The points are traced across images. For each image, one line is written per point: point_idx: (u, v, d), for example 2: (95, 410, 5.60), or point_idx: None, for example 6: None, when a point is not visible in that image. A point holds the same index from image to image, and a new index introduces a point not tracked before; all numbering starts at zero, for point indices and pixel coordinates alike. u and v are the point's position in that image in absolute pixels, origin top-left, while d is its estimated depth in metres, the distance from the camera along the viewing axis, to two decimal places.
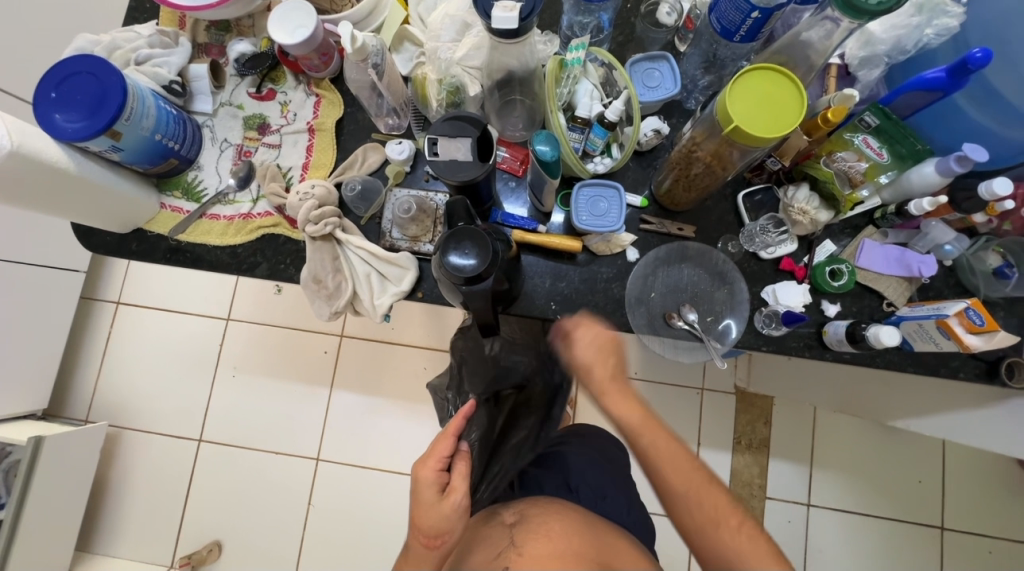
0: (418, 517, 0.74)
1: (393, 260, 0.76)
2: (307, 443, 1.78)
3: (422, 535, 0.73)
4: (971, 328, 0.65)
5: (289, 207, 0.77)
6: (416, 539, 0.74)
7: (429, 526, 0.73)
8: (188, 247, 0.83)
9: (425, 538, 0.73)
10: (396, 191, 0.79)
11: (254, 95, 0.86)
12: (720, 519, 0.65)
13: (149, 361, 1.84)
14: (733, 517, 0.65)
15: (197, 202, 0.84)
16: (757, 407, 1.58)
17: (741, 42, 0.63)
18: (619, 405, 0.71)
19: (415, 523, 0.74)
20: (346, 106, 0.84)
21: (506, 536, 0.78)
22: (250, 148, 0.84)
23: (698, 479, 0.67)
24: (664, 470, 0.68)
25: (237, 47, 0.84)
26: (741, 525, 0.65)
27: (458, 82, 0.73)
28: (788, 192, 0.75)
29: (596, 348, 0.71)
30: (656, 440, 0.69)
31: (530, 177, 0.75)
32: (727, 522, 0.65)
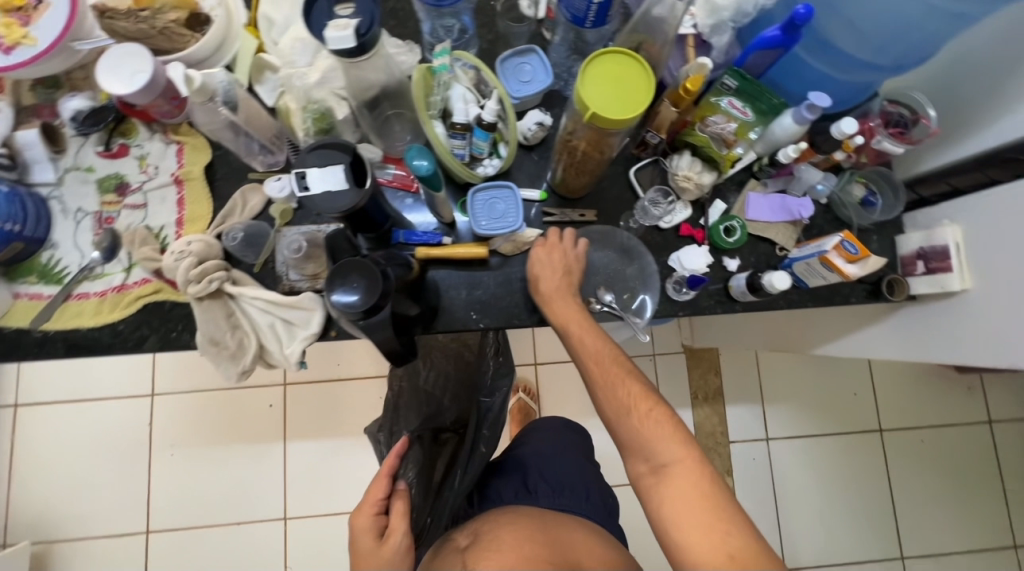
0: (359, 564, 0.75)
1: (295, 304, 0.71)
2: (271, 504, 1.66)
3: None
4: (849, 258, 0.72)
5: (166, 269, 0.71)
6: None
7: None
8: (57, 336, 0.73)
9: None
10: (285, 230, 0.74)
11: (103, 153, 0.77)
12: (630, 406, 0.72)
13: (68, 460, 1.65)
14: (643, 405, 0.71)
15: (59, 284, 0.74)
16: (705, 360, 1.66)
17: (594, 26, 0.65)
18: (559, 310, 0.74)
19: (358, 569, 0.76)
20: (214, 149, 0.78)
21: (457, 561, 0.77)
22: (110, 213, 0.76)
23: (618, 374, 0.73)
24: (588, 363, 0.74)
25: (70, 105, 0.74)
26: (651, 412, 0.71)
27: (324, 107, 0.69)
28: (671, 162, 0.79)
29: (547, 261, 0.74)
30: (584, 338, 0.74)
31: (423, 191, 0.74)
32: (636, 407, 0.71)
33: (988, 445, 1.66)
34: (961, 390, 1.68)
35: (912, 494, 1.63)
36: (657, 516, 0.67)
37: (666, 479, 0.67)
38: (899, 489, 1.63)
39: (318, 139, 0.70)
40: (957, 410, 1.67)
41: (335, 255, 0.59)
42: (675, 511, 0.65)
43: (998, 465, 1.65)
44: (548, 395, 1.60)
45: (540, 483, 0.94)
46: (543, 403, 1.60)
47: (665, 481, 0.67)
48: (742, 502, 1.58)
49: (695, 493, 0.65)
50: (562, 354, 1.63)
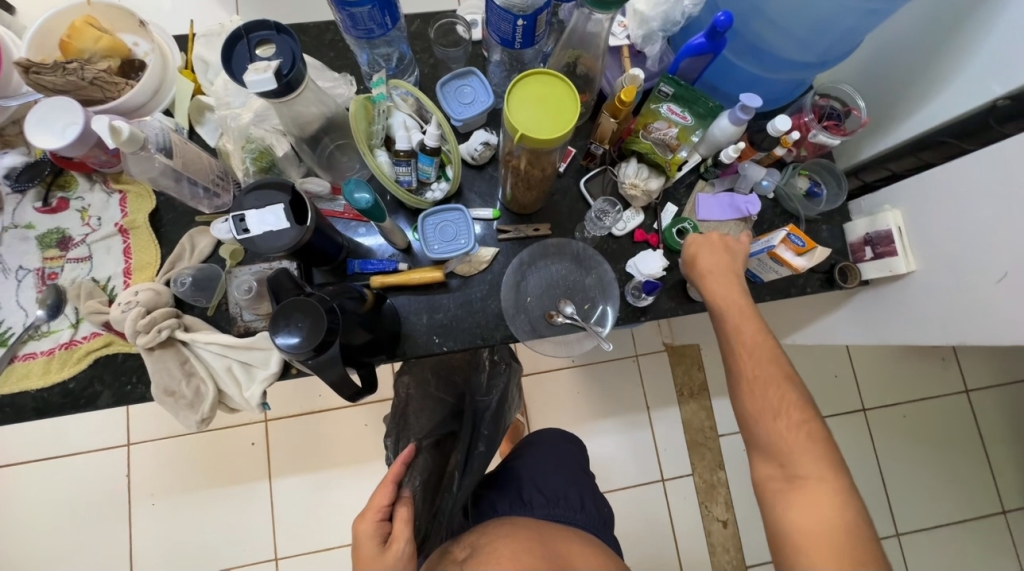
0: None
1: (251, 345, 0.70)
2: (260, 545, 1.61)
3: None
4: (797, 250, 0.73)
5: (113, 321, 0.69)
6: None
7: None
8: (4, 400, 0.71)
9: None
10: (236, 271, 0.73)
11: (42, 209, 0.75)
12: (781, 409, 0.68)
13: (42, 522, 1.58)
14: (795, 414, 0.68)
15: (3, 346, 0.72)
16: (687, 356, 1.67)
17: (523, 47, 0.67)
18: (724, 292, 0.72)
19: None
20: (157, 194, 0.77)
21: None
22: (53, 269, 0.74)
23: (773, 371, 0.70)
24: (743, 356, 0.71)
25: (3, 162, 0.74)
26: (803, 421, 0.67)
27: (263, 144, 0.69)
28: (618, 169, 0.81)
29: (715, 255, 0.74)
30: (745, 326, 0.72)
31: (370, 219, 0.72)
32: (787, 413, 0.68)
33: (967, 413, 1.69)
34: (935, 362, 1.72)
35: (901, 469, 1.65)
36: (783, 526, 0.64)
37: (804, 491, 0.64)
38: (888, 466, 1.65)
39: (258, 178, 0.70)
40: (934, 381, 1.71)
41: (279, 293, 0.58)
42: (815, 525, 0.62)
43: (978, 431, 1.68)
44: (536, 408, 1.59)
45: (535, 493, 0.92)
46: (530, 415, 1.60)
47: (806, 493, 0.64)
48: (735, 495, 1.59)
49: (837, 510, 0.62)
50: (546, 363, 1.63)
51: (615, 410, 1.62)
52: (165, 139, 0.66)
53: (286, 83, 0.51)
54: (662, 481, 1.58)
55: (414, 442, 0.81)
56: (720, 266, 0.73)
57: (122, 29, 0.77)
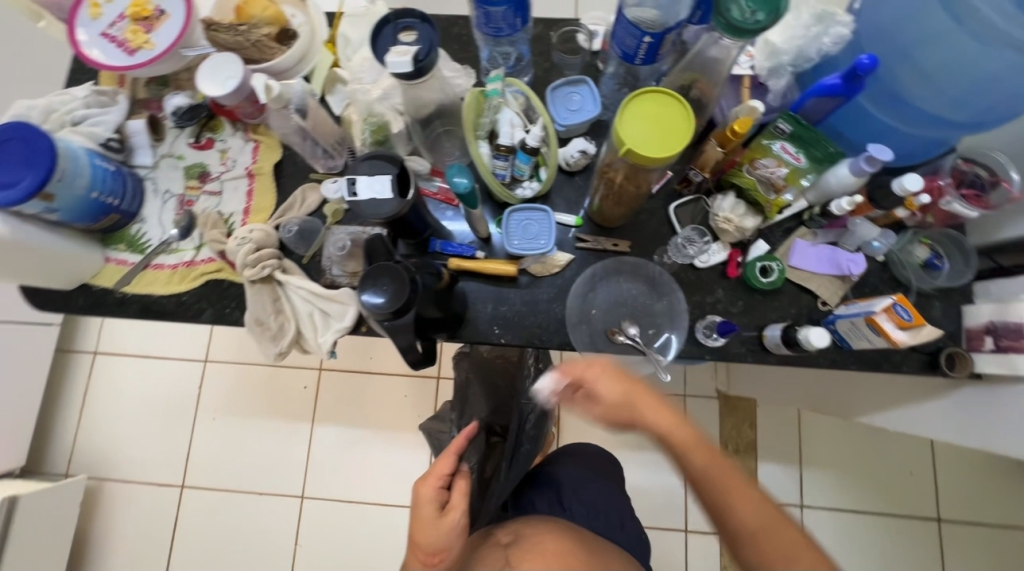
0: (418, 537, 0.78)
1: (334, 297, 0.77)
2: (291, 481, 1.75)
3: (421, 552, 0.78)
4: (900, 323, 0.66)
5: (229, 252, 0.78)
6: (415, 555, 0.79)
7: (427, 541, 0.78)
8: (133, 299, 0.83)
9: (424, 555, 0.78)
10: (334, 229, 0.80)
11: (194, 145, 0.87)
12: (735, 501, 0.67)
13: (127, 409, 1.83)
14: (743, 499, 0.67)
15: (142, 253, 0.84)
16: (739, 410, 1.58)
17: (643, 63, 0.66)
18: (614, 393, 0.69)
19: (417, 543, 0.78)
20: (284, 148, 0.86)
21: (501, 557, 0.79)
22: (192, 197, 0.86)
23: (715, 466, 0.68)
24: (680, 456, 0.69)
25: (173, 101, 0.85)
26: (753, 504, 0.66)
27: (382, 119, 0.75)
28: (713, 201, 0.78)
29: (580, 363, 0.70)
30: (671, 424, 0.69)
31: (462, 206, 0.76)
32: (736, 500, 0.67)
33: None
34: None
35: None
36: None
37: None
38: None
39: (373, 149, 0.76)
40: None
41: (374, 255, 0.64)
42: None
43: None
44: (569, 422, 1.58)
45: (575, 503, 0.92)
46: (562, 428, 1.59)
47: None
48: None
49: None
50: None
51: (649, 445, 1.56)
52: (305, 112, 0.76)
53: (419, 72, 0.56)
54: (684, 531, 1.49)
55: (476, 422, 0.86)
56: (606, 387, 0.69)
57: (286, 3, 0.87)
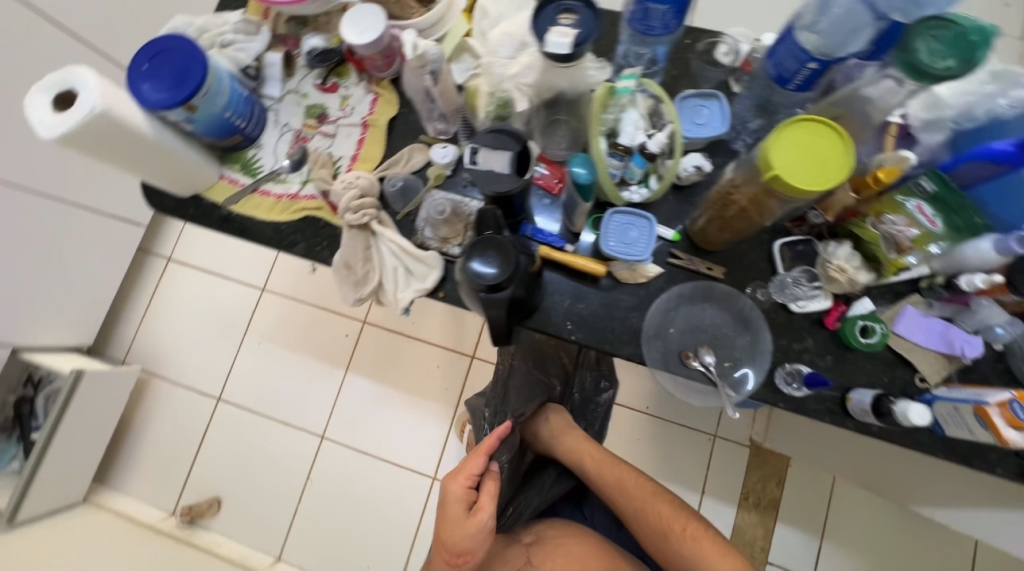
0: (445, 534, 0.87)
1: (422, 258, 0.79)
2: (316, 420, 1.83)
3: (447, 552, 0.87)
4: (1012, 421, 0.62)
5: (333, 193, 0.81)
6: (442, 554, 0.88)
7: (455, 540, 0.86)
8: (236, 218, 0.88)
9: (450, 555, 0.87)
10: (434, 192, 0.82)
11: (319, 86, 0.91)
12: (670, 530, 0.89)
13: (185, 316, 1.96)
14: (679, 525, 0.89)
15: (252, 177, 0.89)
16: (769, 464, 1.53)
17: (796, 88, 0.66)
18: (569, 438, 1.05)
19: (445, 541, 0.87)
20: (401, 106, 0.89)
21: (524, 555, 0.95)
22: (307, 135, 0.89)
23: (643, 492, 0.94)
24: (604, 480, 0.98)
25: (310, 41, 0.89)
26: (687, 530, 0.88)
27: (508, 97, 0.74)
28: (829, 248, 0.73)
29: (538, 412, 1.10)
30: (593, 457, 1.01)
31: (566, 197, 0.76)
32: (673, 530, 0.88)
33: None
34: None
35: None
36: None
37: None
38: None
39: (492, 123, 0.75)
40: None
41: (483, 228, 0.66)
42: None
43: None
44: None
45: (595, 512, 1.11)
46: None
47: None
48: None
49: None
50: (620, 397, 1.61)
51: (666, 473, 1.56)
52: (435, 72, 0.76)
53: (568, 58, 0.56)
54: None
55: (507, 425, 0.99)
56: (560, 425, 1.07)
57: None
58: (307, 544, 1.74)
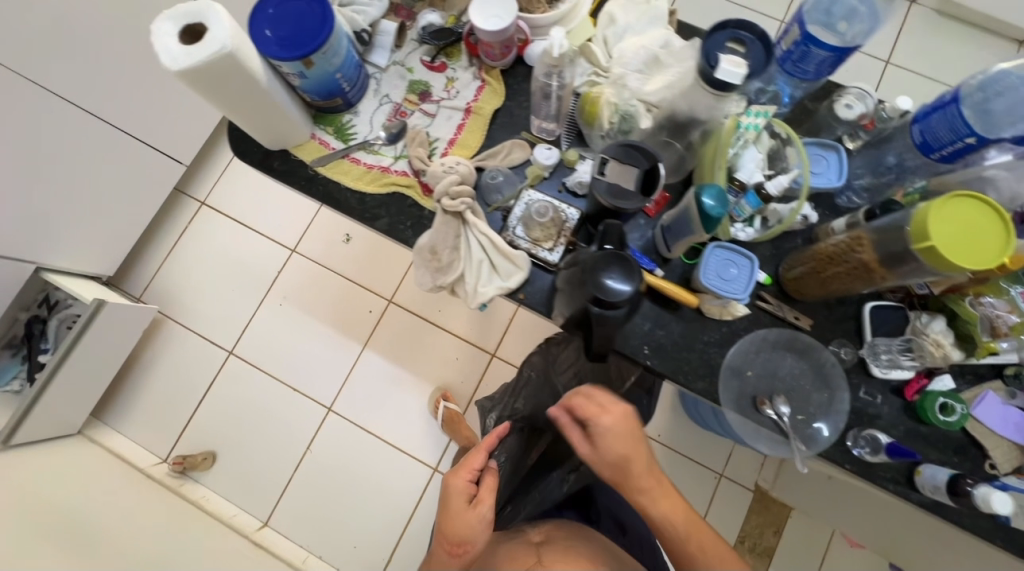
0: (448, 525, 0.80)
1: (511, 256, 0.77)
2: (326, 390, 1.81)
3: (447, 542, 0.80)
4: None
5: (430, 174, 0.80)
6: (441, 546, 0.81)
7: (456, 531, 0.80)
8: (322, 181, 0.86)
9: (450, 545, 0.80)
10: (531, 191, 0.81)
11: (426, 63, 0.89)
12: None
13: (209, 264, 1.93)
14: None
15: (344, 143, 0.87)
16: (771, 512, 1.53)
17: (938, 159, 0.65)
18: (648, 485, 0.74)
19: (444, 532, 0.81)
20: (507, 99, 0.87)
21: (532, 555, 0.86)
22: (407, 110, 0.87)
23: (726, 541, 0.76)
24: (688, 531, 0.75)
25: (428, 17, 0.88)
26: None
27: (632, 111, 0.73)
28: (926, 322, 0.73)
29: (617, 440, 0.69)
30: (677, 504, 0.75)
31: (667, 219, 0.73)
32: None
33: None
34: None
35: None
36: None
37: None
38: None
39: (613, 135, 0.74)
40: None
41: (603, 239, 0.68)
42: None
43: None
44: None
45: (603, 518, 1.03)
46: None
47: None
48: None
49: None
50: None
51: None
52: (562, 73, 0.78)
53: (717, 83, 0.54)
54: None
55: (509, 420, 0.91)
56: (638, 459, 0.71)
57: None
58: (297, 514, 1.72)
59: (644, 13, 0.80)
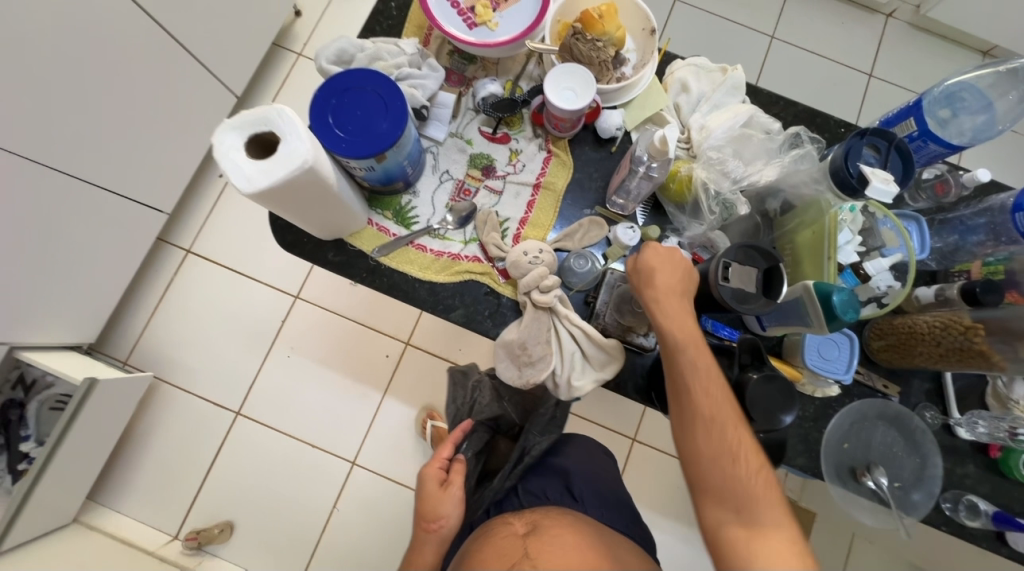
0: (422, 507, 0.85)
1: (606, 347, 0.73)
2: (346, 444, 1.72)
3: (422, 520, 0.83)
4: None
5: (512, 264, 0.75)
6: (419, 526, 0.85)
7: (430, 511, 0.84)
8: (385, 271, 0.79)
9: (424, 523, 0.83)
10: (615, 272, 0.77)
11: (487, 135, 0.83)
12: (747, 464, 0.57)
13: (202, 318, 1.78)
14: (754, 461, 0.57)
15: (407, 228, 0.80)
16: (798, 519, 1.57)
17: None
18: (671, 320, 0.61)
19: (418, 513, 0.85)
20: (575, 170, 0.83)
21: (519, 546, 0.80)
22: (471, 187, 0.82)
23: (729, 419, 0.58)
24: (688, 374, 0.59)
25: (488, 88, 0.81)
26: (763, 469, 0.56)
27: (732, 200, 0.73)
28: (1007, 385, 0.76)
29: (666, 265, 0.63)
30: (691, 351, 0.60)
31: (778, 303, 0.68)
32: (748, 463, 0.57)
33: None
34: None
35: None
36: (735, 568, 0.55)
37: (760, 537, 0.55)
38: None
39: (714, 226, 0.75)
40: None
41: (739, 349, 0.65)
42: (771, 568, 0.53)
43: None
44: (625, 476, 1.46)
45: (588, 493, 0.91)
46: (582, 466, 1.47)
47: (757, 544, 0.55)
48: None
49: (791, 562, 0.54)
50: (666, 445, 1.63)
51: None
52: (635, 154, 0.70)
53: (858, 187, 0.53)
54: None
55: (468, 421, 0.95)
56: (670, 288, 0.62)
57: (631, 27, 0.83)
58: None
59: (721, 84, 0.79)
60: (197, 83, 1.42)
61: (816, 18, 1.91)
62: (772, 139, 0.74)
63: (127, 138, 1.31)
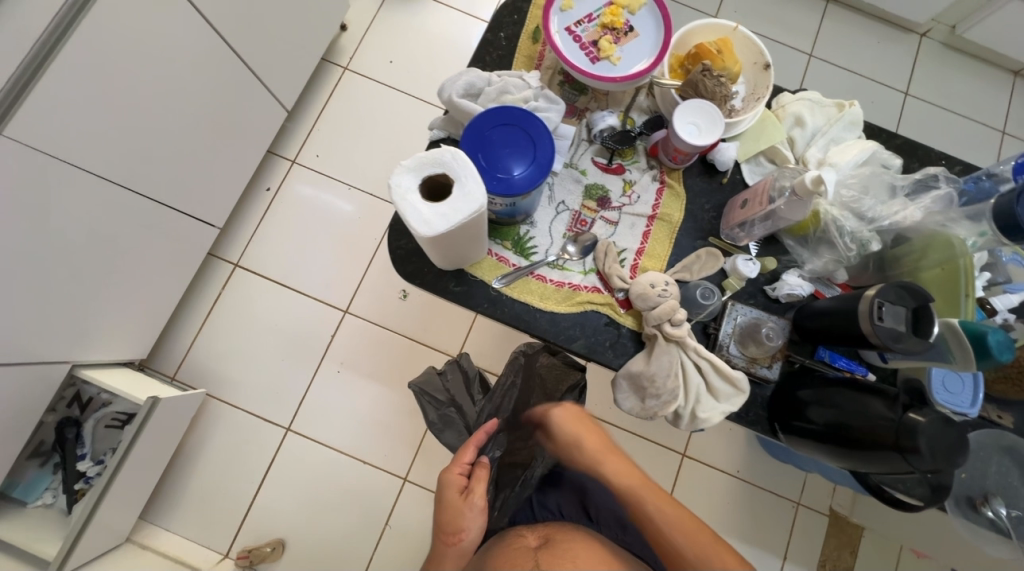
0: (442, 516, 0.79)
1: (732, 378, 0.74)
2: (397, 459, 1.71)
3: (442, 531, 0.79)
4: None
5: (640, 298, 0.75)
6: (439, 536, 0.80)
7: (450, 522, 0.79)
8: (507, 301, 0.79)
9: (445, 534, 0.79)
10: (737, 305, 0.78)
11: (602, 165, 0.84)
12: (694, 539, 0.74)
13: (250, 332, 1.76)
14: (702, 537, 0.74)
15: (526, 259, 0.81)
16: (847, 533, 1.51)
17: None
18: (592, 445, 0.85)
19: (437, 523, 0.80)
20: (687, 201, 0.84)
21: (530, 559, 0.75)
22: (587, 218, 0.82)
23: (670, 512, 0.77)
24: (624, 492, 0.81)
25: (607, 120, 0.82)
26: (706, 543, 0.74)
27: (866, 242, 0.74)
28: None
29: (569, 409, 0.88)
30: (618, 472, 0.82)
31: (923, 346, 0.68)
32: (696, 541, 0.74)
33: None
34: None
35: None
36: None
37: None
38: None
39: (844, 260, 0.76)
40: None
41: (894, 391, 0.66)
42: None
43: None
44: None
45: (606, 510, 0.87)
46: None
47: None
48: None
49: None
50: None
51: None
52: (777, 184, 0.72)
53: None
54: None
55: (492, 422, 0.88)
56: (579, 420, 0.87)
57: (743, 60, 0.85)
58: None
59: (838, 119, 0.83)
60: (258, 99, 1.41)
61: (854, 37, 1.95)
62: (897, 175, 0.77)
63: (197, 158, 1.30)
